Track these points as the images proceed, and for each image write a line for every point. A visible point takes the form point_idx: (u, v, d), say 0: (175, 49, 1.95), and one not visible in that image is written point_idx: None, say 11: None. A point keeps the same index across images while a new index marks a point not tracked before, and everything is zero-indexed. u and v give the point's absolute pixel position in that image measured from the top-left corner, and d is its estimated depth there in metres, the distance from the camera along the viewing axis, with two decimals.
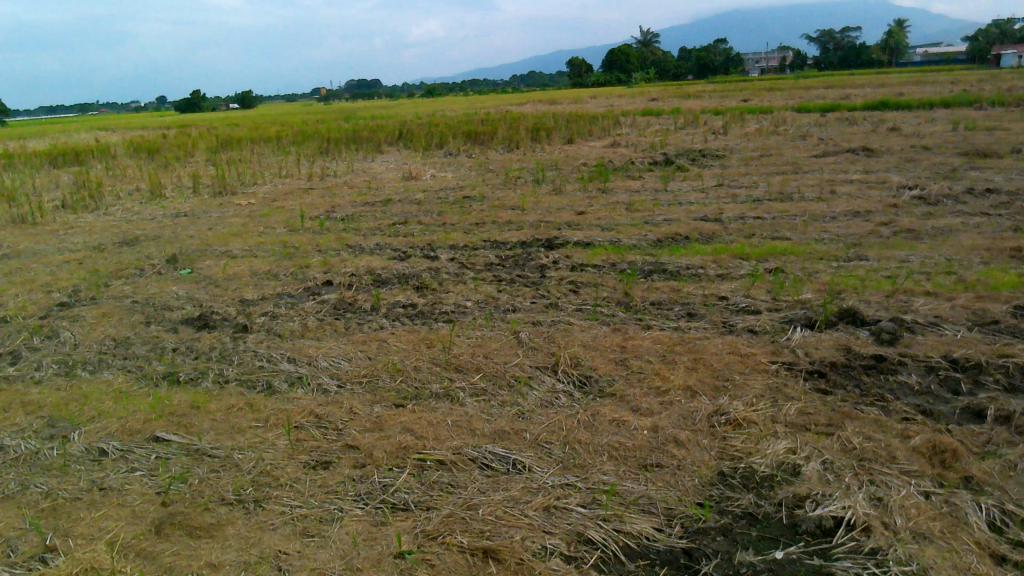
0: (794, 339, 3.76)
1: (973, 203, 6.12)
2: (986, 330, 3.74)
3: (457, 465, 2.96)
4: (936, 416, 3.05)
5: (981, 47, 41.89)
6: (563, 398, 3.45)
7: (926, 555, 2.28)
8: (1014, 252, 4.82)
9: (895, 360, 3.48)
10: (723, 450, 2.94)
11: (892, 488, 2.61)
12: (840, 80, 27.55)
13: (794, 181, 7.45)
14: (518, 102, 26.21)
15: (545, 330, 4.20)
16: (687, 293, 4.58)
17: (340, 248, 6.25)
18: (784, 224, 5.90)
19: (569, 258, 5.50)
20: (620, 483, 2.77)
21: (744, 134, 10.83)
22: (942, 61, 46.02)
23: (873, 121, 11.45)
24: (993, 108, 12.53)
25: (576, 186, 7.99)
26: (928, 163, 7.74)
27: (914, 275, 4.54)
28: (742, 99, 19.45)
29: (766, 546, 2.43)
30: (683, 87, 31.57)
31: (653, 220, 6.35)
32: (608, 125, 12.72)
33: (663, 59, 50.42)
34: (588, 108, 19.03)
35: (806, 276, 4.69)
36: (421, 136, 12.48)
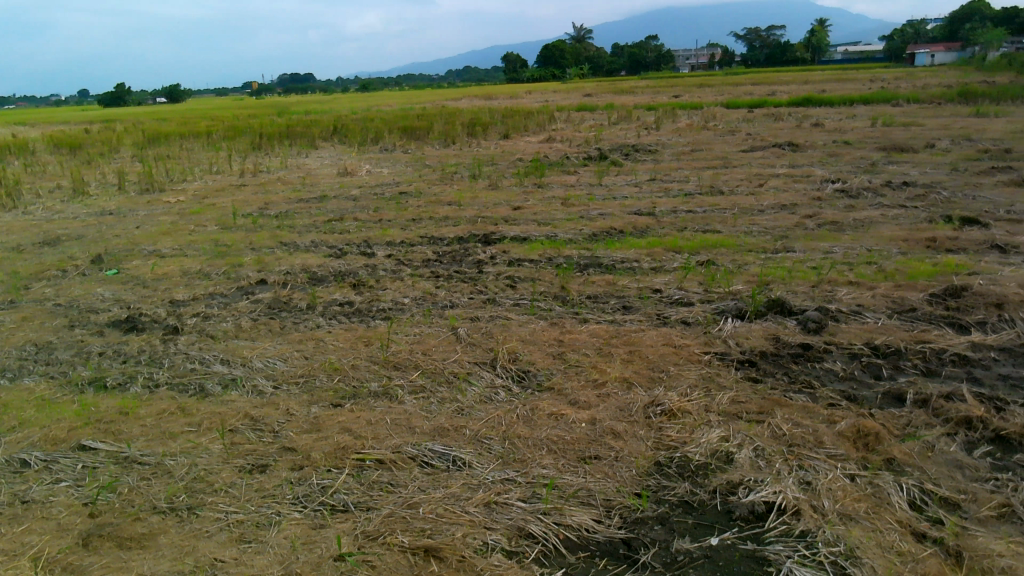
0: (726, 330, 3.85)
1: (891, 195, 6.38)
2: (905, 317, 3.90)
3: (397, 464, 2.93)
4: (860, 400, 3.16)
5: (897, 48, 43.92)
6: (502, 393, 3.45)
7: (853, 536, 2.37)
8: (929, 242, 5.04)
9: (820, 348, 3.60)
10: (659, 440, 2.99)
11: (820, 471, 2.70)
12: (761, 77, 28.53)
13: (725, 174, 7.63)
14: (451, 97, 26.09)
15: (483, 325, 4.19)
16: (622, 286, 4.64)
17: (275, 246, 6.10)
18: (715, 217, 6.03)
19: (506, 253, 5.50)
20: (560, 476, 2.79)
21: (676, 129, 11.05)
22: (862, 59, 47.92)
23: (797, 117, 11.81)
24: (908, 105, 13.11)
25: (512, 181, 7.98)
26: (850, 158, 8.04)
27: (838, 266, 4.70)
28: (673, 95, 19.93)
29: (702, 533, 2.48)
30: (617, 83, 32.10)
31: (589, 214, 6.41)
32: (544, 120, 12.79)
33: (597, 55, 50.99)
34: (522, 103, 18.99)
35: (736, 268, 4.80)
36: (357, 131, 12.30)
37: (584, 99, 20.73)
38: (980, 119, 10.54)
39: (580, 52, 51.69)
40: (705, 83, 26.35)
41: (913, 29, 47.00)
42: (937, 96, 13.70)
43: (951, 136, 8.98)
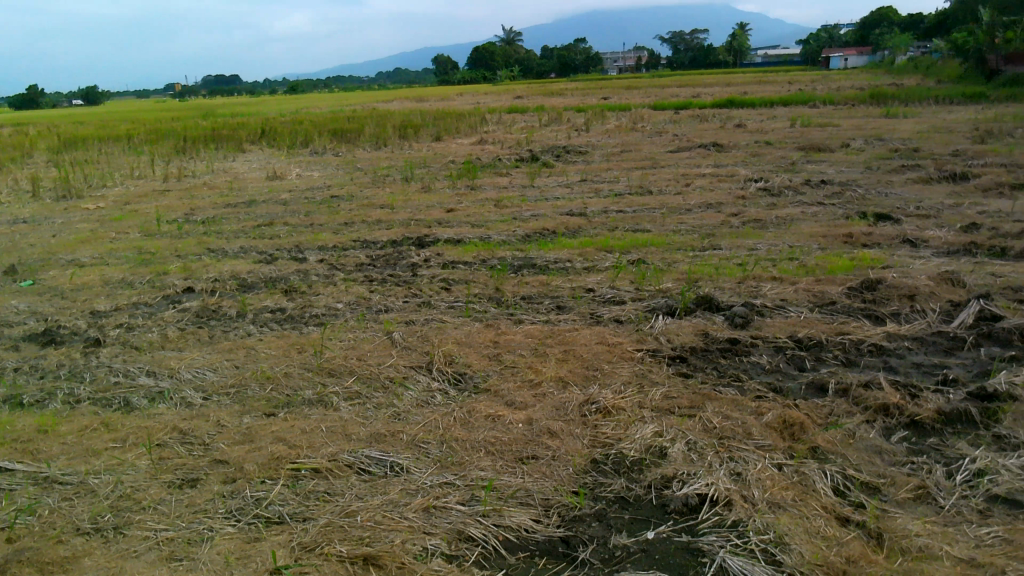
0: (657, 327, 3.92)
1: (809, 193, 6.63)
2: (825, 310, 4.05)
3: (334, 472, 2.87)
4: (785, 392, 3.27)
5: (813, 52, 45.76)
6: (439, 396, 3.43)
7: (781, 523, 2.44)
8: (846, 238, 5.26)
9: (747, 343, 3.71)
10: (595, 438, 3.02)
11: (749, 462, 2.78)
12: (685, 79, 29.29)
13: (653, 175, 7.78)
14: (381, 99, 25.82)
15: (418, 329, 4.16)
16: (555, 286, 4.67)
17: (202, 253, 5.91)
18: (644, 217, 6.15)
19: (440, 255, 5.47)
20: (498, 477, 2.79)
21: (606, 130, 11.23)
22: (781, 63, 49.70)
23: (720, 119, 12.16)
24: (823, 106, 13.67)
25: (445, 184, 7.96)
26: (771, 157, 8.32)
27: (762, 262, 4.86)
28: (602, 97, 20.24)
29: (638, 527, 2.52)
30: (548, 85, 32.40)
31: (521, 216, 6.44)
32: (475, 122, 12.79)
33: (528, 57, 51.33)
34: (452, 105, 18.95)
35: (666, 266, 4.90)
36: (286, 134, 12.05)
37: (515, 100, 20.86)
38: (889, 120, 11.07)
39: (510, 54, 51.94)
40: (633, 85, 26.84)
41: (828, 35, 49.05)
42: (850, 97, 14.33)
43: (864, 136, 9.39)
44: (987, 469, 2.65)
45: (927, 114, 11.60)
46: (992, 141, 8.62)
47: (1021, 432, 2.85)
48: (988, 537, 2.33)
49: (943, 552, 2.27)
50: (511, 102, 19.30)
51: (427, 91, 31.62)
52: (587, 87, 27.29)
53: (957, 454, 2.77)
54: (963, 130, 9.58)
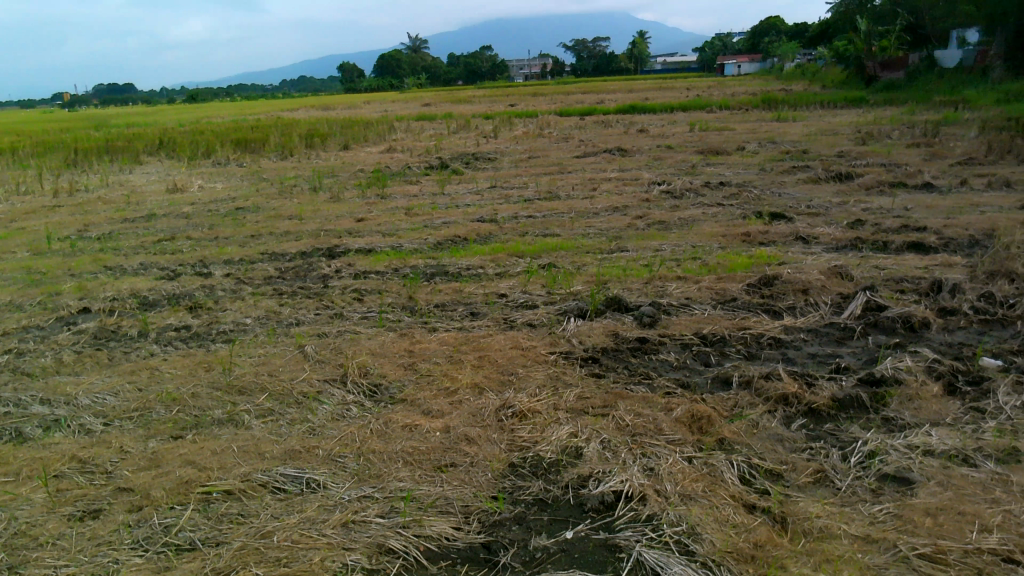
0: (569, 329, 3.99)
1: (710, 195, 6.90)
2: (728, 306, 4.22)
3: (247, 493, 2.77)
4: (693, 387, 3.38)
5: (709, 59, 47.68)
6: (354, 408, 3.37)
7: (693, 514, 2.52)
8: (745, 236, 5.49)
9: (656, 341, 3.82)
10: (512, 442, 3.04)
11: (661, 457, 2.86)
12: (590, 86, 29.92)
13: (561, 180, 7.91)
14: (285, 107, 25.21)
15: (331, 341, 4.08)
16: (468, 292, 4.68)
17: (98, 271, 5.60)
18: (554, 221, 6.24)
19: (351, 266, 5.39)
20: (417, 487, 2.76)
21: (514, 137, 11.33)
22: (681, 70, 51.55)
23: (624, 124, 12.49)
24: (720, 111, 14.26)
25: (354, 193, 7.84)
26: (673, 161, 8.61)
27: (667, 262, 5.02)
28: (509, 104, 20.43)
29: (558, 528, 2.55)
30: (456, 92, 32.42)
31: (432, 223, 6.41)
32: (383, 130, 12.67)
33: (435, 65, 51.24)
34: (358, 113, 18.70)
35: (576, 269, 4.99)
36: (185, 145, 11.58)
37: (422, 107, 20.79)
38: (780, 124, 11.65)
39: (418, 62, 51.74)
40: (539, 92, 27.20)
41: (722, 42, 51.21)
42: (744, 102, 15.00)
43: (758, 139, 9.85)
44: (878, 450, 2.82)
45: (813, 117, 12.28)
46: (872, 142, 9.21)
47: (906, 413, 3.05)
48: (880, 513, 2.47)
49: (841, 531, 2.40)
50: (418, 110, 19.21)
51: (333, 99, 31.08)
52: (495, 94, 27.46)
53: (851, 438, 2.93)
54: (845, 132, 10.18)
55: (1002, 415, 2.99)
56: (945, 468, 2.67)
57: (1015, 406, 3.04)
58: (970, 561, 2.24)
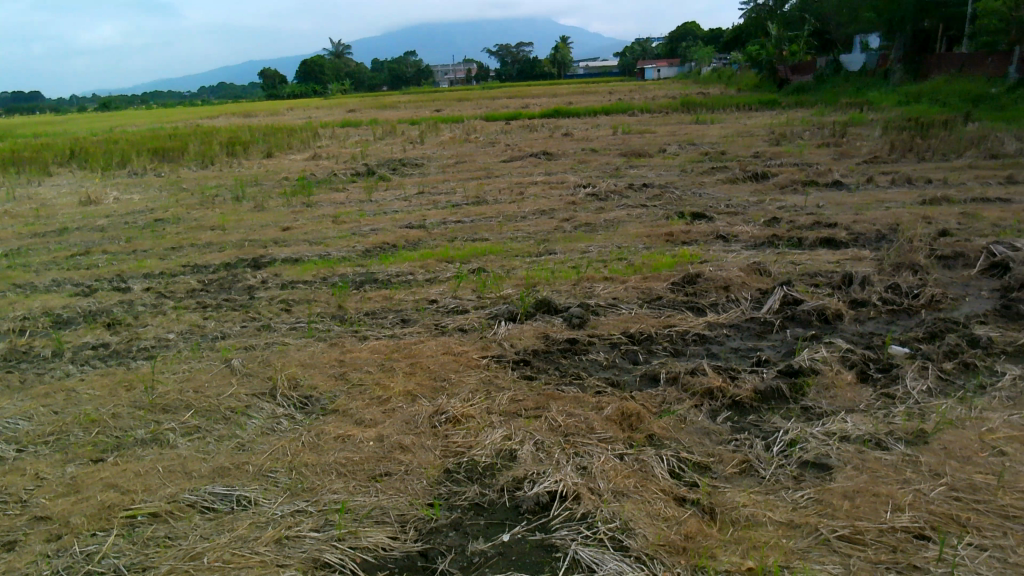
0: (500, 333, 4.01)
1: (635, 196, 7.04)
2: (654, 305, 4.32)
3: (174, 514, 2.68)
4: (622, 385, 3.45)
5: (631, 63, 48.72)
6: (284, 422, 3.30)
7: (626, 510, 2.57)
8: (669, 236, 5.63)
9: (585, 341, 3.88)
10: (447, 448, 3.03)
11: (593, 455, 2.90)
12: (516, 91, 30.14)
13: (489, 184, 7.94)
14: (203, 115, 24.46)
15: (259, 354, 3.98)
16: (398, 299, 4.64)
17: (6, 290, 5.30)
18: (482, 226, 6.25)
19: (277, 276, 5.28)
20: (351, 499, 2.72)
21: (440, 142, 11.31)
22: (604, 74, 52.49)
23: (549, 128, 12.63)
24: (642, 114, 14.59)
25: (278, 201, 7.68)
26: (598, 164, 8.76)
27: (594, 263, 5.10)
28: (435, 109, 20.38)
29: (494, 531, 2.55)
30: (380, 98, 32.12)
31: (360, 231, 6.34)
32: (308, 137, 12.44)
33: (360, 70, 50.67)
34: (280, 121, 18.31)
35: (506, 273, 5.01)
36: (98, 155, 11.10)
37: (346, 114, 20.52)
38: (698, 126, 12.01)
39: (343, 67, 51.02)
40: (465, 97, 27.23)
41: (642, 47, 52.41)
42: (664, 105, 15.39)
43: (679, 141, 10.12)
44: (798, 438, 2.93)
45: (730, 120, 12.69)
46: (785, 143, 9.58)
47: (823, 402, 3.19)
48: (802, 499, 2.57)
49: (766, 518, 2.48)
50: (342, 117, 18.96)
51: (254, 106, 30.32)
52: (420, 99, 27.31)
53: (772, 428, 3.04)
54: (760, 133, 10.57)
55: (909, 399, 3.15)
56: (860, 453, 2.80)
57: (921, 390, 3.21)
58: (885, 539, 2.35)
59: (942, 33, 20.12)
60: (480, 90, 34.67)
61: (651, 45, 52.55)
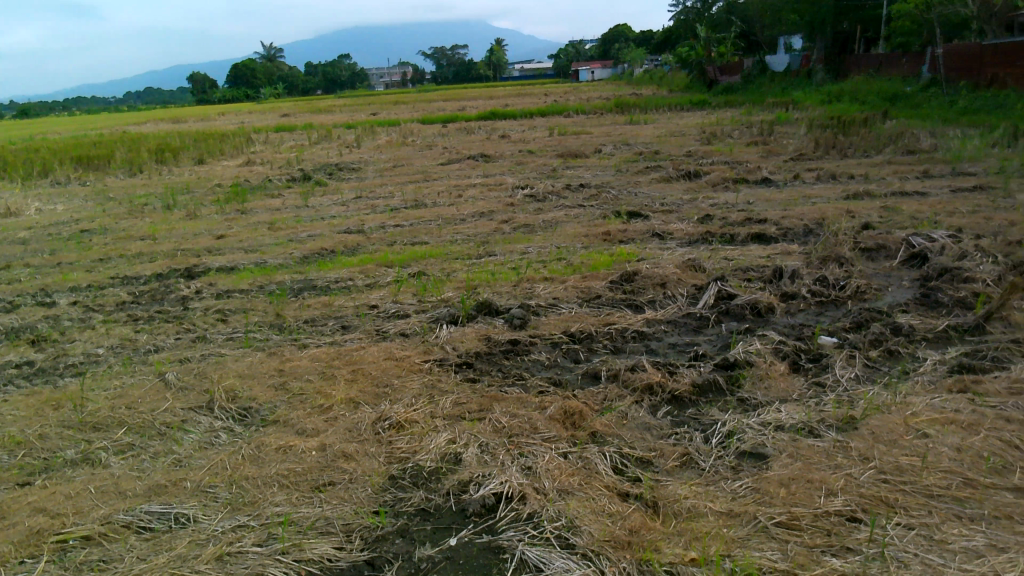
0: (442, 336, 3.99)
1: (573, 197, 7.12)
2: (594, 304, 4.37)
3: (108, 536, 2.58)
4: (564, 384, 3.47)
5: (565, 65, 49.21)
6: (223, 435, 3.21)
7: (571, 508, 2.59)
8: (607, 236, 5.70)
9: (527, 342, 3.90)
10: (391, 454, 3.00)
11: (538, 455, 2.91)
12: (452, 93, 30.07)
13: (426, 188, 7.90)
14: (129, 121, 23.64)
15: (194, 366, 3.86)
16: (338, 306, 4.58)
17: None
18: (421, 229, 6.22)
19: (212, 285, 5.14)
20: (295, 510, 2.67)
21: (377, 145, 11.20)
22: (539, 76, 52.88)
23: (486, 130, 12.64)
24: (577, 115, 14.76)
25: (211, 209, 7.48)
26: (535, 165, 8.82)
27: (534, 264, 5.13)
28: (371, 113, 20.19)
29: (441, 536, 2.53)
30: (315, 102, 31.60)
31: (297, 237, 6.23)
32: (240, 142, 12.16)
33: (294, 74, 49.79)
34: (210, 126, 17.84)
35: (446, 276, 5.00)
36: (16, 165, 10.60)
37: (279, 118, 20.14)
38: (632, 127, 12.21)
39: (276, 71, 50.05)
40: (401, 100, 27.06)
41: (576, 49, 53.01)
42: (599, 106, 15.60)
43: (614, 141, 10.27)
44: (735, 429, 3.01)
45: (663, 120, 12.94)
46: (716, 142, 9.83)
47: (758, 393, 3.28)
48: (740, 489, 2.64)
49: (707, 509, 2.54)
50: (275, 121, 18.60)
51: (185, 112, 29.49)
52: (355, 103, 27.00)
53: (710, 420, 3.11)
54: (692, 133, 10.81)
55: (839, 387, 3.27)
56: (794, 441, 2.89)
57: (849, 378, 3.33)
58: (820, 523, 2.43)
59: (860, 34, 20.97)
60: (416, 93, 34.46)
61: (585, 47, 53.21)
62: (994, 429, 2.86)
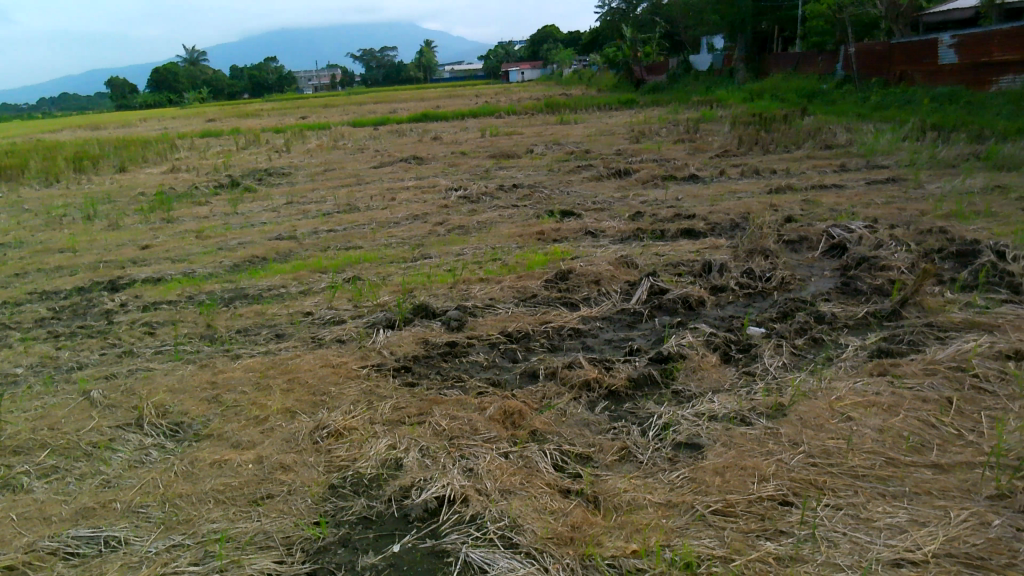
0: (379, 341, 3.95)
1: (506, 197, 7.14)
2: (530, 303, 4.39)
3: (33, 565, 2.46)
4: (503, 384, 3.48)
5: (495, 66, 49.38)
6: (154, 452, 3.10)
7: (514, 507, 2.60)
8: (541, 235, 5.74)
9: (464, 343, 3.89)
10: (330, 463, 2.95)
11: (479, 456, 2.91)
12: (383, 96, 29.76)
13: (359, 191, 7.80)
14: (42, 129, 22.56)
15: (121, 382, 3.72)
16: (271, 314, 4.48)
17: None
18: (355, 234, 6.14)
19: (138, 298, 4.96)
20: (232, 526, 2.60)
21: (307, 150, 11.00)
22: (470, 78, 52.86)
23: (417, 132, 12.56)
24: (509, 116, 14.82)
25: (135, 219, 7.22)
26: (468, 166, 8.81)
27: (469, 266, 5.13)
28: (300, 116, 19.80)
29: (384, 543, 2.50)
30: (241, 106, 30.78)
31: (226, 245, 6.07)
32: (164, 149, 11.76)
33: (219, 78, 48.47)
34: (130, 133, 17.19)
35: (381, 280, 4.95)
36: None
37: (204, 124, 19.56)
38: (563, 127, 12.32)
39: (200, 75, 48.61)
40: (330, 103, 26.61)
41: (505, 50, 53.21)
42: (530, 107, 15.69)
43: (546, 141, 10.34)
44: (670, 421, 3.08)
45: (593, 119, 13.11)
46: (645, 140, 10.01)
47: (691, 384, 3.36)
48: (677, 479, 2.70)
49: (646, 501, 2.58)
50: (198, 127, 18.07)
51: (104, 118, 28.37)
52: (282, 107, 26.44)
53: (647, 413, 3.17)
54: (621, 131, 10.99)
55: (768, 375, 3.38)
56: (727, 430, 2.97)
57: (777, 366, 3.45)
58: (754, 509, 2.50)
59: (779, 34, 21.70)
60: (346, 96, 33.96)
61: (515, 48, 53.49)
62: (912, 409, 3.00)
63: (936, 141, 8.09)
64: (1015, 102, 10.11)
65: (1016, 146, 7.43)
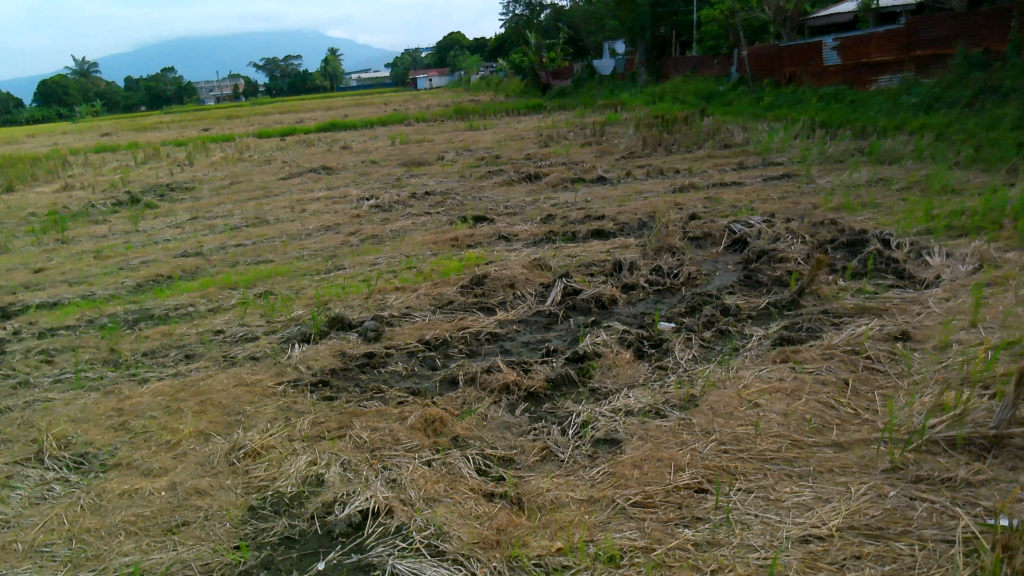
0: (294, 355, 3.87)
1: (419, 204, 7.12)
2: (446, 310, 4.39)
3: None
4: (423, 392, 3.48)
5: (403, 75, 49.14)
6: (56, 487, 2.94)
7: (439, 515, 2.59)
8: (454, 241, 5.75)
9: (382, 354, 3.86)
10: (248, 484, 2.87)
11: (401, 466, 2.89)
12: (289, 105, 29.09)
13: (267, 204, 7.61)
14: None
15: (17, 416, 3.50)
16: (180, 334, 4.32)
17: None
18: (265, 248, 5.99)
19: (33, 324, 4.68)
20: (146, 557, 2.49)
21: (211, 163, 10.64)
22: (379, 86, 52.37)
23: (325, 142, 12.34)
24: (419, 123, 14.76)
25: (25, 241, 6.81)
26: (379, 175, 8.72)
27: (383, 275, 5.08)
28: (202, 129, 19.14)
29: (309, 561, 2.45)
30: (138, 119, 29.45)
31: (128, 264, 5.81)
32: (54, 166, 11.12)
33: (114, 90, 46.26)
34: (15, 150, 16.18)
35: (294, 294, 4.85)
36: None
37: (97, 139, 18.61)
38: (473, 132, 12.38)
39: (93, 88, 46.25)
40: (234, 114, 25.83)
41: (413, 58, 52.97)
42: (441, 113, 15.68)
43: (457, 148, 10.35)
44: (589, 419, 3.14)
45: (502, 125, 13.19)
46: (555, 143, 10.17)
47: (607, 381, 3.44)
48: (598, 475, 2.76)
49: (569, 499, 2.63)
50: (90, 142, 17.18)
51: None
52: (183, 119, 25.47)
53: (566, 412, 3.23)
54: (531, 136, 11.13)
55: (679, 368, 3.49)
56: (643, 424, 3.05)
57: (688, 359, 3.57)
58: (672, 498, 2.58)
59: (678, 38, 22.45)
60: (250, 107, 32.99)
61: (422, 55, 53.36)
62: (813, 392, 3.17)
63: (824, 137, 8.55)
64: (892, 99, 10.80)
65: (895, 141, 7.94)
